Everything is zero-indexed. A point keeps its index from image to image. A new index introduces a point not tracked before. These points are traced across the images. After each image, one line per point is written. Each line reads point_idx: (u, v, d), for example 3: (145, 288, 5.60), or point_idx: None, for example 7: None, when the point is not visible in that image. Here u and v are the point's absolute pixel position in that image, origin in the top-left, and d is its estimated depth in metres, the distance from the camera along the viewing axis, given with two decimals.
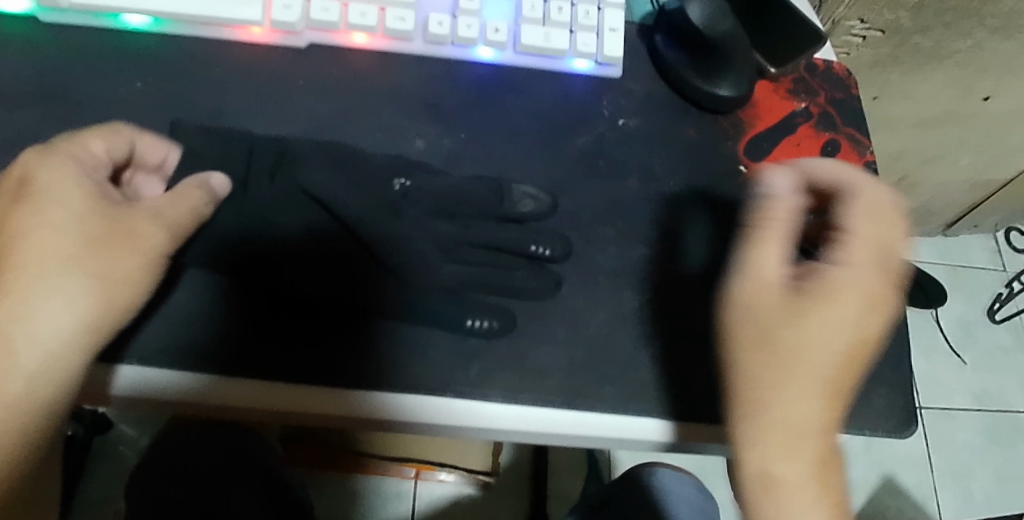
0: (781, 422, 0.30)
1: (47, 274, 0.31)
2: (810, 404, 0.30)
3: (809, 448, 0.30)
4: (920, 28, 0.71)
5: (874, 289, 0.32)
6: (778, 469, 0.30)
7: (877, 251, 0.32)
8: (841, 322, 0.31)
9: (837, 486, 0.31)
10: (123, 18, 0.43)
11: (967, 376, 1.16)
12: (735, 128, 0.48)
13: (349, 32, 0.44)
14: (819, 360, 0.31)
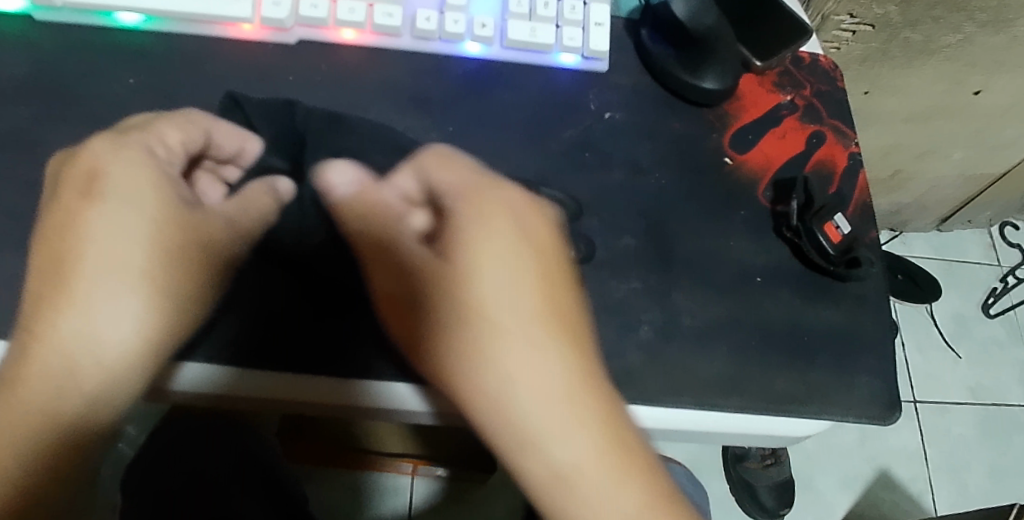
0: (532, 403, 0.31)
1: (128, 281, 0.33)
2: (538, 376, 0.32)
3: (574, 403, 0.32)
4: (909, 22, 0.72)
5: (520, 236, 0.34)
6: (555, 451, 0.31)
7: (478, 233, 0.33)
8: (518, 289, 0.33)
9: (623, 436, 0.32)
10: (117, 16, 0.43)
11: (961, 370, 1.16)
12: (720, 121, 0.49)
13: (339, 28, 0.45)
14: (521, 335, 0.32)
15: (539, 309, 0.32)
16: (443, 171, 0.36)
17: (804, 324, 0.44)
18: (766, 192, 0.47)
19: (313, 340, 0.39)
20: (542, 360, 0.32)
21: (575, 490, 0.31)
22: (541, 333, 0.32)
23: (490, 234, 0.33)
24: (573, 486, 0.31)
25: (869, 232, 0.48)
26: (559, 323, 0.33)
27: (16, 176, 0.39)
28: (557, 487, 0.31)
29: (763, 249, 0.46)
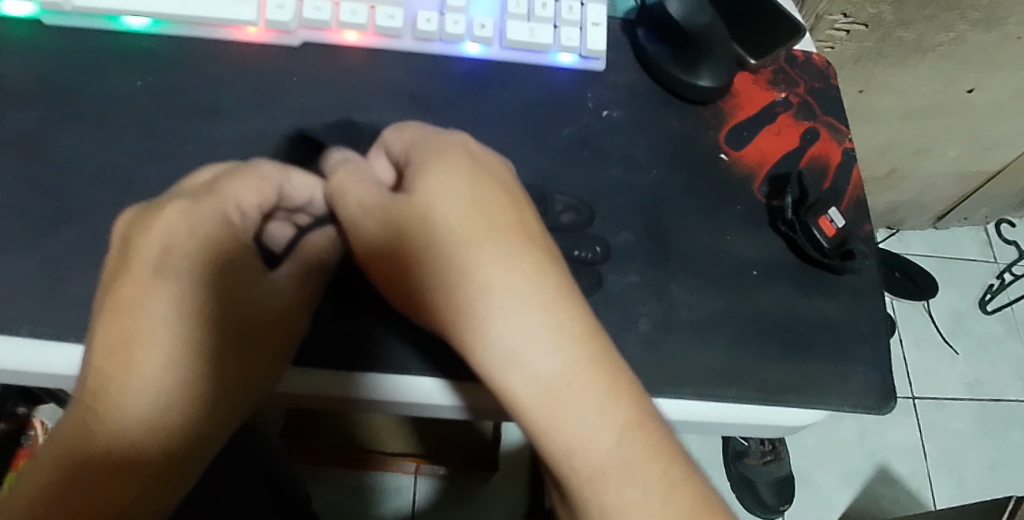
0: (513, 316, 0.31)
1: (189, 354, 0.32)
2: (514, 289, 0.31)
3: (552, 312, 0.31)
4: (902, 21, 0.73)
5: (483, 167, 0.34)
6: (543, 362, 0.30)
7: (459, 176, 0.33)
8: (484, 212, 0.32)
9: (613, 360, 0.32)
10: (124, 20, 0.44)
11: (959, 366, 1.17)
12: (716, 118, 0.50)
13: (342, 30, 0.46)
14: (491, 253, 0.32)
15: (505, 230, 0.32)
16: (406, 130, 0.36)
17: (798, 316, 0.45)
18: (761, 188, 0.48)
19: (336, 338, 0.40)
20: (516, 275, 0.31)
21: (574, 414, 0.30)
22: (511, 251, 0.32)
23: (452, 166, 0.34)
24: (565, 400, 0.30)
25: (863, 226, 0.49)
26: (527, 240, 0.32)
27: (27, 176, 0.40)
28: (549, 402, 0.30)
29: (758, 242, 0.46)
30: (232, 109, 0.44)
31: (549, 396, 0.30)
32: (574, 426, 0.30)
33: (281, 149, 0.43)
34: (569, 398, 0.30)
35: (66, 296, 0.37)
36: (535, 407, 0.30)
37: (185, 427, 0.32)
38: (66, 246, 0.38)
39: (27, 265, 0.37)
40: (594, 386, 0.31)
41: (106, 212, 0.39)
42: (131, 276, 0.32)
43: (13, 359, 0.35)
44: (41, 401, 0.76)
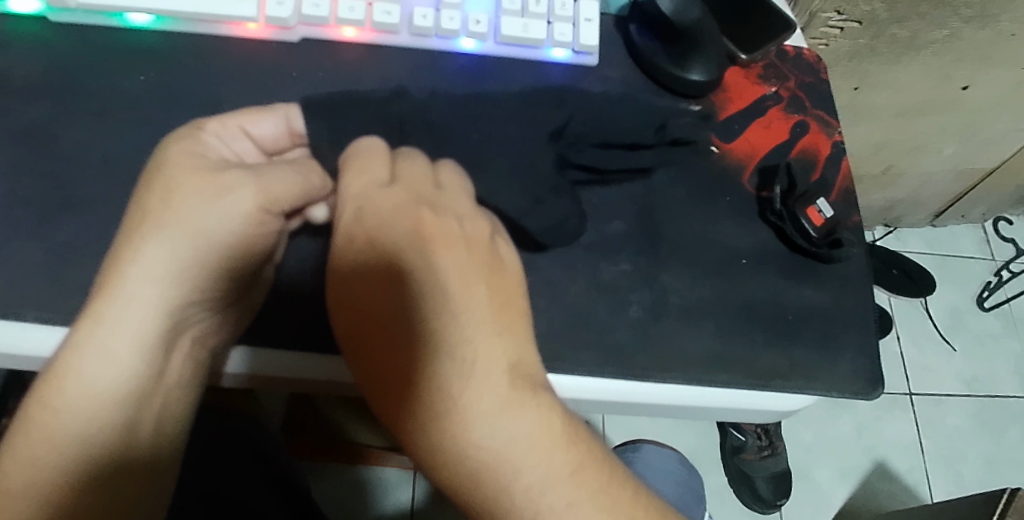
0: (438, 398, 0.31)
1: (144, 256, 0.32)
2: (443, 373, 0.31)
3: (482, 394, 0.30)
4: (894, 19, 0.74)
5: (415, 230, 0.33)
6: (465, 447, 0.30)
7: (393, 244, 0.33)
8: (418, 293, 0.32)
9: (543, 444, 0.30)
10: (127, 17, 0.45)
11: (956, 362, 1.18)
12: (707, 112, 0.51)
13: (340, 26, 0.47)
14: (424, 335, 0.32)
15: (434, 303, 0.32)
16: (360, 175, 0.35)
17: (787, 304, 0.45)
18: (751, 180, 0.49)
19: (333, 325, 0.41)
20: (436, 355, 0.31)
21: (492, 495, 0.30)
22: (437, 330, 0.31)
23: (382, 235, 0.33)
24: (493, 483, 0.30)
25: (852, 216, 0.50)
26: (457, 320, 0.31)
27: (34, 167, 0.41)
28: (477, 487, 0.30)
29: (748, 232, 0.47)
30: (233, 104, 0.45)
31: (479, 476, 0.30)
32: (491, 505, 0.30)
33: None
34: (496, 476, 0.30)
35: (71, 283, 0.38)
36: (465, 488, 0.31)
37: (143, 335, 0.33)
38: (72, 235, 0.39)
39: (34, 254, 0.38)
40: (532, 468, 0.30)
41: (110, 203, 0.40)
42: (143, 247, 0.32)
43: (26, 344, 0.37)
44: None
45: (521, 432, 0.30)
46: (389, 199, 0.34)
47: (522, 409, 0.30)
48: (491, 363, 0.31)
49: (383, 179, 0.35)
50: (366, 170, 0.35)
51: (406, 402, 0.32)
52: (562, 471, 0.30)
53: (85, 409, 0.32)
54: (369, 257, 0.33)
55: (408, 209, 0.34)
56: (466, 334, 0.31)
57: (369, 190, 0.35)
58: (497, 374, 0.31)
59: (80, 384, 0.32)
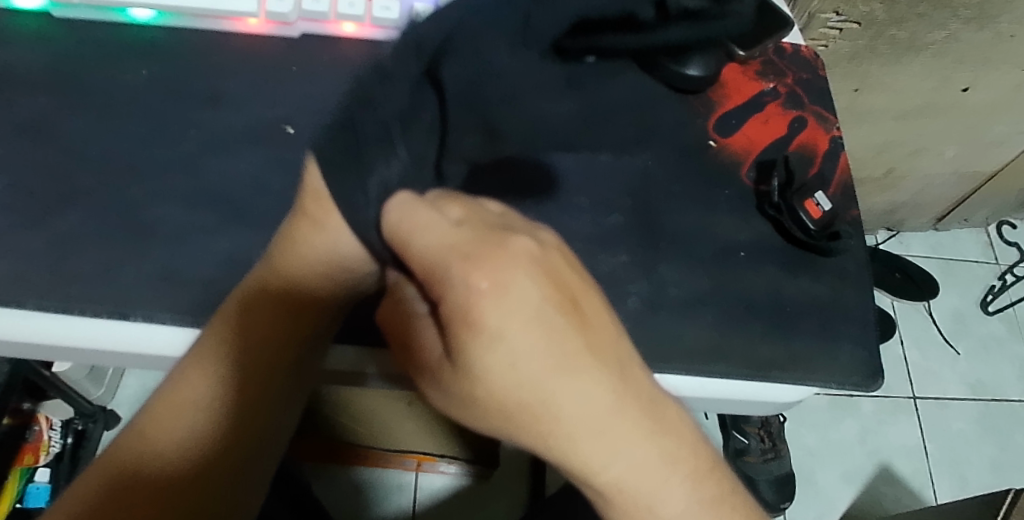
0: (575, 433, 0.25)
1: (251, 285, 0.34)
2: (581, 406, 0.25)
3: (628, 418, 0.26)
4: (893, 20, 0.74)
5: (524, 261, 0.24)
6: (616, 476, 0.27)
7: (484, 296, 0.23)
8: (532, 338, 0.24)
9: (682, 435, 0.28)
10: (130, 12, 0.46)
11: (961, 366, 1.17)
12: (705, 107, 0.52)
13: (339, 22, 0.48)
14: (552, 383, 0.24)
15: (563, 347, 0.24)
16: (418, 227, 0.24)
17: (786, 296, 0.45)
18: (749, 173, 0.50)
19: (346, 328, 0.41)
20: (579, 399, 0.25)
21: (637, 497, 0.28)
22: (581, 371, 0.25)
23: (466, 299, 0.23)
24: (641, 503, 0.28)
25: (850, 210, 0.50)
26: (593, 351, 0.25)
27: (36, 159, 0.41)
28: (619, 503, 0.28)
29: (746, 225, 0.48)
30: (234, 97, 0.45)
31: (621, 486, 0.27)
32: (635, 508, 0.28)
33: (281, 132, 0.44)
34: (645, 497, 0.28)
35: (72, 272, 0.38)
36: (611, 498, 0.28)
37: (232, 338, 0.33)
38: (71, 226, 0.39)
39: (35, 243, 0.39)
40: (675, 468, 0.28)
41: (111, 194, 0.41)
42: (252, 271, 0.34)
43: (31, 332, 0.37)
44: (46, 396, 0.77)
45: (668, 452, 0.27)
46: (481, 238, 0.24)
47: (668, 427, 0.27)
48: (637, 391, 0.26)
49: (443, 222, 0.24)
50: (422, 222, 0.24)
51: (539, 439, 0.26)
52: (700, 467, 0.29)
53: (181, 417, 0.32)
54: (483, 309, 0.23)
55: (504, 239, 0.24)
56: (608, 369, 0.25)
57: (432, 231, 0.24)
58: (640, 401, 0.26)
59: (177, 396, 0.32)
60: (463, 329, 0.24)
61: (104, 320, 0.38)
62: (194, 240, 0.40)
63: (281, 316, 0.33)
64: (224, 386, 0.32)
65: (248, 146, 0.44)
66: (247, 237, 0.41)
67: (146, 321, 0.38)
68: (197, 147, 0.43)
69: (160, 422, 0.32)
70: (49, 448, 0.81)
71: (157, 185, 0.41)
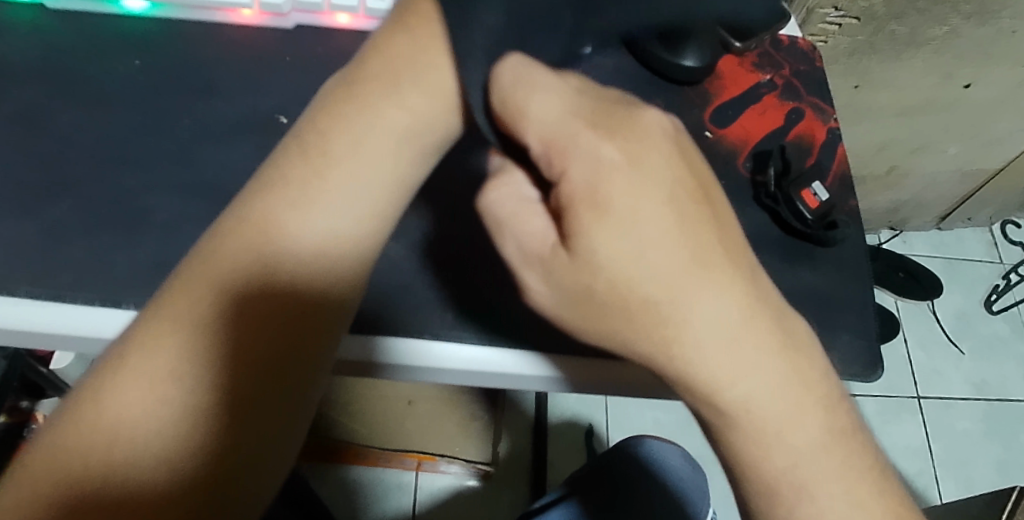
0: (701, 325, 0.28)
1: (242, 245, 0.33)
2: (705, 295, 0.28)
3: (749, 315, 0.29)
4: (894, 14, 0.74)
5: (651, 142, 0.29)
6: (743, 388, 0.29)
7: (619, 157, 0.28)
8: (656, 216, 0.28)
9: (806, 359, 0.30)
10: (124, 3, 0.46)
11: (965, 366, 1.16)
12: (701, 98, 0.51)
13: (334, 13, 0.48)
14: (679, 263, 0.28)
15: (691, 228, 0.28)
16: (535, 95, 0.29)
17: (782, 286, 0.45)
18: (745, 164, 0.49)
19: (368, 306, 0.40)
20: (703, 288, 0.28)
21: (762, 419, 0.29)
22: (703, 258, 0.28)
23: (603, 164, 0.27)
24: (760, 418, 0.29)
25: (848, 201, 0.50)
26: (718, 241, 0.29)
27: (28, 149, 0.41)
28: (744, 429, 0.29)
29: (743, 216, 0.47)
30: (226, 87, 0.45)
31: (750, 403, 0.29)
32: (760, 427, 0.29)
33: (275, 123, 0.44)
34: (770, 417, 0.29)
35: (63, 259, 0.38)
36: (733, 424, 0.30)
37: (217, 310, 0.32)
38: (62, 215, 0.39)
39: (27, 231, 0.39)
40: (801, 389, 0.30)
41: (105, 183, 0.41)
42: (244, 230, 0.33)
43: (20, 320, 0.37)
44: (44, 395, 0.77)
45: (792, 368, 0.29)
46: (607, 114, 0.29)
47: (786, 332, 0.30)
48: (756, 295, 0.29)
49: (565, 98, 0.29)
50: (536, 95, 0.29)
51: (668, 338, 0.28)
52: (828, 393, 0.30)
53: (151, 417, 0.30)
54: (615, 179, 0.27)
55: (634, 112, 0.29)
56: (728, 262, 0.29)
57: (548, 102, 0.29)
58: (758, 303, 0.29)
59: (139, 398, 0.30)
60: (590, 208, 0.27)
61: (94, 307, 0.37)
62: (186, 229, 0.40)
63: (280, 283, 0.33)
64: (203, 373, 0.31)
65: (242, 135, 0.43)
66: None
67: (137, 308, 0.37)
68: (191, 136, 0.43)
69: (124, 413, 0.30)
70: None
71: (151, 174, 0.41)
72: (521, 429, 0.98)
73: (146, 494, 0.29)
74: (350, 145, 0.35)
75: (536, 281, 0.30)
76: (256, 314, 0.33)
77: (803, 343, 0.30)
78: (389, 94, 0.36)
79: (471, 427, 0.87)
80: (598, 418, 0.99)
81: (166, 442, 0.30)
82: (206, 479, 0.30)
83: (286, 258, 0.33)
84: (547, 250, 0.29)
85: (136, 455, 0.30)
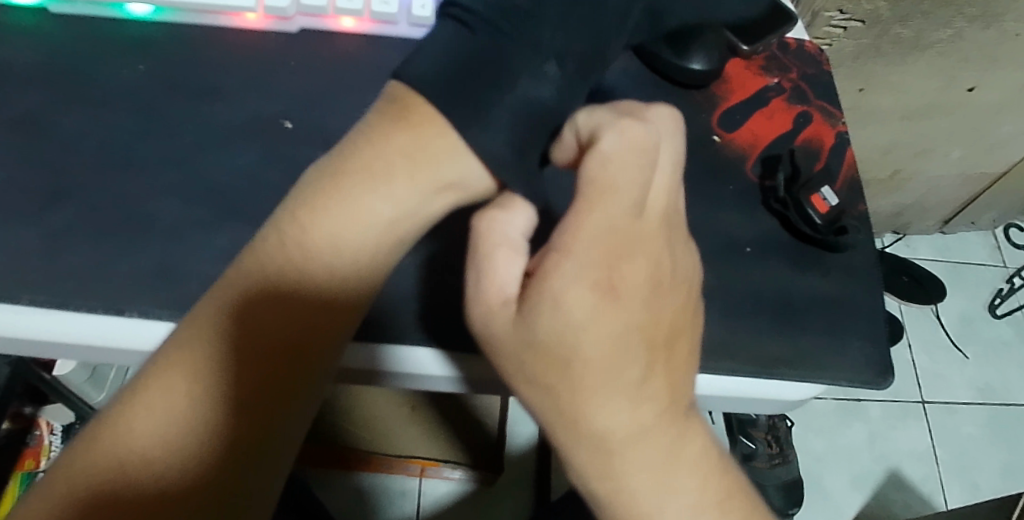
0: (601, 421, 0.29)
1: (258, 260, 0.32)
2: (618, 398, 0.29)
3: (649, 425, 0.29)
4: (899, 18, 0.73)
5: (640, 247, 0.30)
6: (623, 484, 0.30)
7: (601, 253, 0.29)
8: (607, 315, 0.28)
9: (702, 473, 0.31)
10: (127, 8, 0.46)
11: (970, 371, 1.16)
12: (709, 102, 0.51)
13: (338, 17, 0.47)
14: (606, 362, 0.29)
15: (637, 335, 0.29)
16: (592, 161, 0.29)
17: (793, 292, 0.45)
18: (754, 168, 0.49)
19: (375, 313, 0.40)
20: (619, 394, 0.29)
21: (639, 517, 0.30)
22: (635, 365, 0.29)
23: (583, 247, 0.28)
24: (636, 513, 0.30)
25: (857, 205, 0.49)
26: (657, 351, 0.30)
27: (31, 154, 0.41)
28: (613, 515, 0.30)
29: (752, 221, 0.47)
30: (231, 91, 0.44)
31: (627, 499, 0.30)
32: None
33: (278, 128, 0.44)
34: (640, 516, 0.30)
35: (63, 267, 0.38)
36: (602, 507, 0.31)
37: (235, 321, 0.31)
38: (65, 221, 0.39)
39: (29, 238, 0.38)
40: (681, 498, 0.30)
41: (107, 189, 0.40)
42: (263, 242, 0.32)
43: (25, 328, 0.37)
44: (47, 401, 0.76)
45: (675, 482, 0.30)
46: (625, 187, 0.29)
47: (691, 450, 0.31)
48: (669, 410, 0.30)
49: (620, 164, 0.29)
50: (601, 150, 0.30)
51: (564, 417, 0.29)
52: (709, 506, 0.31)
53: (167, 423, 0.29)
54: (583, 274, 0.28)
55: (648, 218, 0.30)
56: (654, 374, 0.29)
57: (587, 170, 0.29)
58: (671, 417, 0.30)
59: (164, 390, 0.29)
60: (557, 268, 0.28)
61: (98, 314, 0.37)
62: (191, 235, 0.39)
63: (296, 296, 0.32)
64: (220, 380, 0.30)
65: (245, 140, 0.43)
66: (244, 232, 0.40)
67: (142, 316, 0.37)
68: (194, 141, 0.42)
69: (143, 418, 0.29)
70: (49, 453, 0.79)
71: (154, 179, 0.41)
72: (525, 433, 0.98)
73: (152, 498, 0.28)
74: (353, 180, 0.33)
75: (483, 322, 0.30)
76: (273, 327, 0.31)
77: (707, 461, 0.31)
78: (378, 145, 0.33)
79: (476, 431, 0.87)
80: None
81: (180, 436, 0.29)
82: (213, 488, 0.29)
83: (297, 274, 0.32)
84: (501, 300, 0.30)
85: (148, 445, 0.28)
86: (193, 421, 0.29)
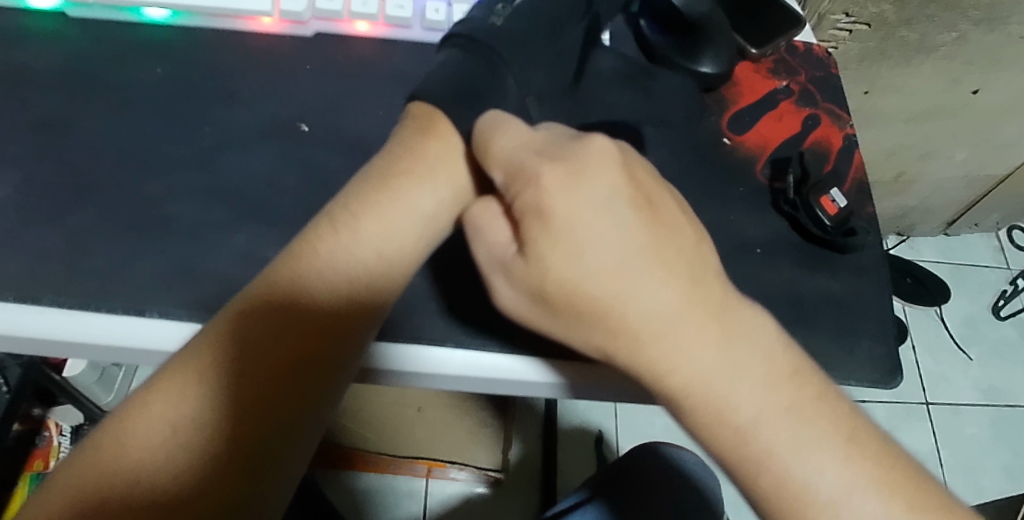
0: (635, 321, 0.30)
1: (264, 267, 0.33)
2: (639, 293, 0.30)
3: (683, 306, 0.30)
4: (904, 21, 0.74)
5: (604, 158, 0.31)
6: (686, 376, 0.30)
7: (568, 174, 0.31)
8: (595, 218, 0.30)
9: (762, 345, 0.31)
10: (144, 12, 0.47)
11: (974, 372, 1.16)
12: (718, 104, 0.52)
13: (353, 21, 0.48)
14: (614, 266, 0.30)
15: (629, 224, 0.31)
16: (503, 130, 0.32)
17: (802, 293, 0.45)
18: (764, 170, 0.49)
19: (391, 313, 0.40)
20: (639, 290, 0.30)
21: (721, 407, 0.30)
22: (641, 260, 0.30)
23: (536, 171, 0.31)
24: (731, 428, 0.30)
25: (866, 207, 0.50)
26: (660, 238, 0.31)
27: (51, 155, 0.41)
28: (698, 416, 0.30)
29: (761, 222, 0.47)
30: (248, 93, 0.45)
31: (701, 391, 0.30)
32: (720, 415, 0.30)
33: (295, 130, 0.44)
34: (717, 400, 0.30)
35: (84, 267, 0.38)
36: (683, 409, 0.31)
37: (238, 325, 0.31)
38: (85, 221, 0.39)
39: (51, 239, 0.39)
40: (749, 375, 0.30)
41: (127, 190, 0.41)
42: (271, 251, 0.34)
43: (45, 328, 0.37)
44: (57, 402, 0.77)
45: (736, 355, 0.30)
46: (561, 141, 0.32)
47: (756, 358, 0.31)
48: (698, 295, 0.31)
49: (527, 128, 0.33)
50: (508, 128, 0.32)
51: (608, 327, 0.31)
52: (781, 374, 0.31)
53: (170, 426, 0.30)
54: (559, 197, 0.30)
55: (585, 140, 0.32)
56: (666, 268, 0.31)
57: (515, 134, 0.32)
58: (704, 300, 0.31)
59: (169, 395, 0.30)
60: (537, 217, 0.30)
61: (119, 315, 0.37)
62: (210, 235, 0.40)
63: (296, 298, 0.32)
64: (224, 383, 0.30)
65: (262, 142, 0.43)
66: (262, 233, 0.40)
67: (161, 316, 0.37)
68: (212, 143, 0.43)
69: (150, 424, 0.30)
70: (58, 454, 0.80)
71: (172, 181, 0.41)
72: (531, 434, 0.98)
73: (161, 498, 0.29)
74: (362, 189, 0.34)
75: (503, 285, 0.33)
76: (276, 325, 0.31)
77: (761, 334, 0.31)
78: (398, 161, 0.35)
79: (483, 431, 0.88)
80: (609, 425, 0.99)
81: (188, 434, 0.30)
82: (218, 487, 0.29)
83: (299, 274, 0.32)
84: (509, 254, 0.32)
85: (160, 439, 0.29)
86: (197, 424, 0.30)
